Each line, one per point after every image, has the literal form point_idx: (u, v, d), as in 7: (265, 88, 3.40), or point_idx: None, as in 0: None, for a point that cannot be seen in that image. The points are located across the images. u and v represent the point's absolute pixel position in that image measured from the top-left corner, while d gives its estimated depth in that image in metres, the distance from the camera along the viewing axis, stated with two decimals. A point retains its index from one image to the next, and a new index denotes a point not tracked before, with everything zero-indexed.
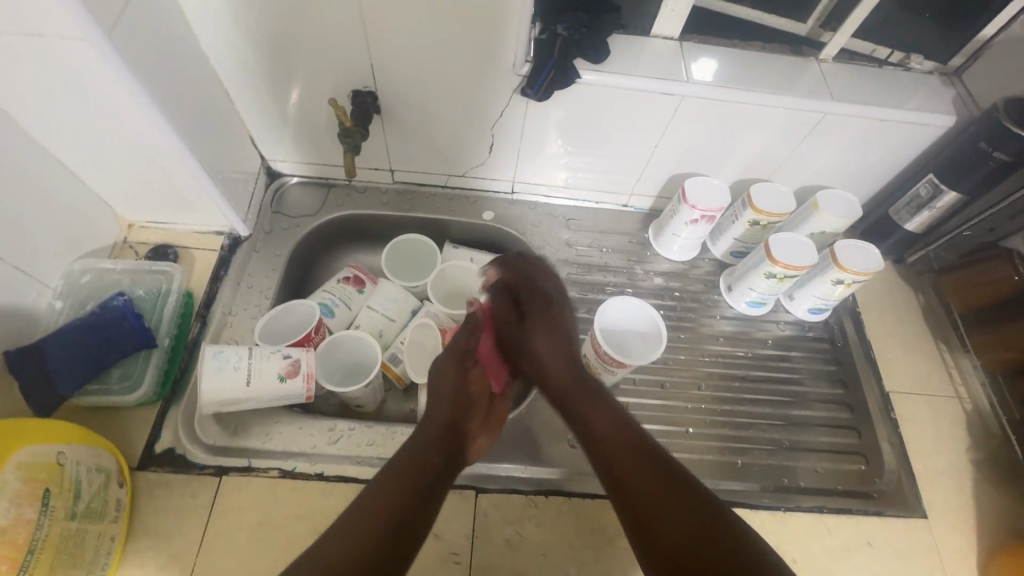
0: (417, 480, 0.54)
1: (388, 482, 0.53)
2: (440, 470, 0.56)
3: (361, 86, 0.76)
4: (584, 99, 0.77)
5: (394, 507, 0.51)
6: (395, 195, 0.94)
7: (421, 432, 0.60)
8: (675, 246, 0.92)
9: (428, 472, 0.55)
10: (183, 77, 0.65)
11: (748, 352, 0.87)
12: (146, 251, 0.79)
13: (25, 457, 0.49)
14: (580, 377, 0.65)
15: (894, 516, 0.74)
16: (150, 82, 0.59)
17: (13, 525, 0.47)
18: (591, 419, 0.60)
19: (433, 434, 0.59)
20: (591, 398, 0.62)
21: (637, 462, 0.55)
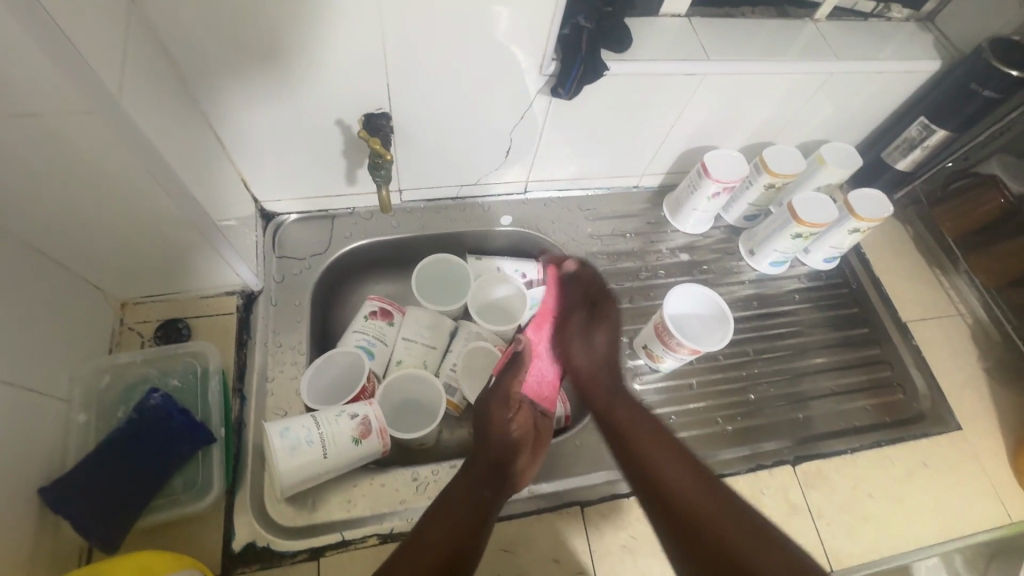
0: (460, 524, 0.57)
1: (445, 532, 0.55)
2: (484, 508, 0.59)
3: (373, 108, 0.69)
4: (608, 91, 0.74)
5: (451, 541, 0.55)
6: (405, 215, 0.88)
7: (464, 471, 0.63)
8: (692, 220, 0.93)
9: (468, 509, 0.59)
10: (177, 128, 0.56)
11: (780, 310, 0.92)
12: (154, 330, 0.70)
13: None
14: (644, 424, 0.66)
15: (938, 433, 0.82)
16: (149, 134, 0.50)
17: None
18: (648, 457, 0.62)
19: (479, 472, 0.63)
20: (647, 443, 0.63)
21: (699, 503, 0.56)
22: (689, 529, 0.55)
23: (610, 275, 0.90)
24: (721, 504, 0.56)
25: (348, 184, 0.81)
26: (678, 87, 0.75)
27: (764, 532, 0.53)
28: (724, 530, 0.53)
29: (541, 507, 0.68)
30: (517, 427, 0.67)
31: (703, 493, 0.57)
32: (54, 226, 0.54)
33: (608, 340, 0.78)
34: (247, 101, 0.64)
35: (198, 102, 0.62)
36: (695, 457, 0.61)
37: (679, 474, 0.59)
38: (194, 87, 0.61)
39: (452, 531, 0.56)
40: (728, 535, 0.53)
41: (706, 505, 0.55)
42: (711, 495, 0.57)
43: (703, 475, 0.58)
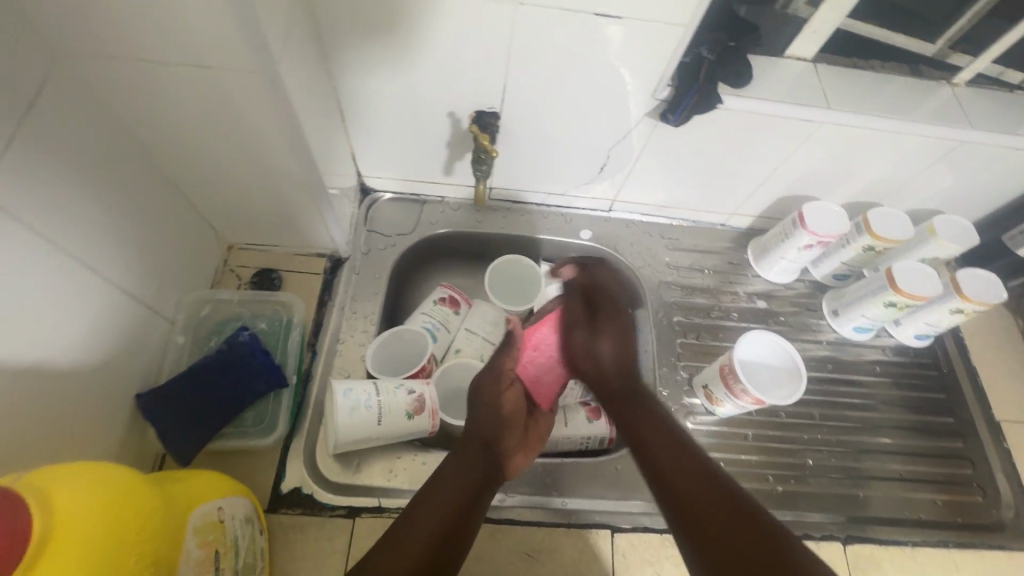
0: (450, 508, 0.54)
1: (433, 522, 0.52)
2: (474, 495, 0.57)
3: (485, 107, 0.72)
4: (717, 126, 0.73)
5: (437, 529, 0.51)
6: (490, 212, 0.91)
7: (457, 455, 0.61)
8: (776, 268, 0.90)
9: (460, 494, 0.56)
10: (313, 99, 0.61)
11: (856, 379, 0.86)
12: (250, 276, 0.76)
13: (196, 519, 0.48)
14: (654, 419, 0.63)
15: (1017, 549, 0.74)
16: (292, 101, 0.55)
17: None
18: (657, 455, 0.58)
19: (477, 459, 0.60)
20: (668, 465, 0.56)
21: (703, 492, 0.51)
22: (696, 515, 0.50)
23: (680, 307, 0.89)
24: (729, 496, 0.50)
25: (444, 174, 0.85)
26: (790, 132, 0.73)
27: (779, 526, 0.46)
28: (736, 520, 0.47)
29: (571, 522, 0.67)
30: (507, 405, 0.70)
31: (716, 483, 0.52)
32: (194, 168, 0.61)
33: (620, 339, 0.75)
34: (374, 83, 0.69)
35: (333, 78, 0.68)
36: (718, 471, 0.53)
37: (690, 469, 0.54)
38: (333, 65, 0.67)
39: (445, 517, 0.53)
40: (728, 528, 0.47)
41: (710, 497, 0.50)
42: (725, 484, 0.52)
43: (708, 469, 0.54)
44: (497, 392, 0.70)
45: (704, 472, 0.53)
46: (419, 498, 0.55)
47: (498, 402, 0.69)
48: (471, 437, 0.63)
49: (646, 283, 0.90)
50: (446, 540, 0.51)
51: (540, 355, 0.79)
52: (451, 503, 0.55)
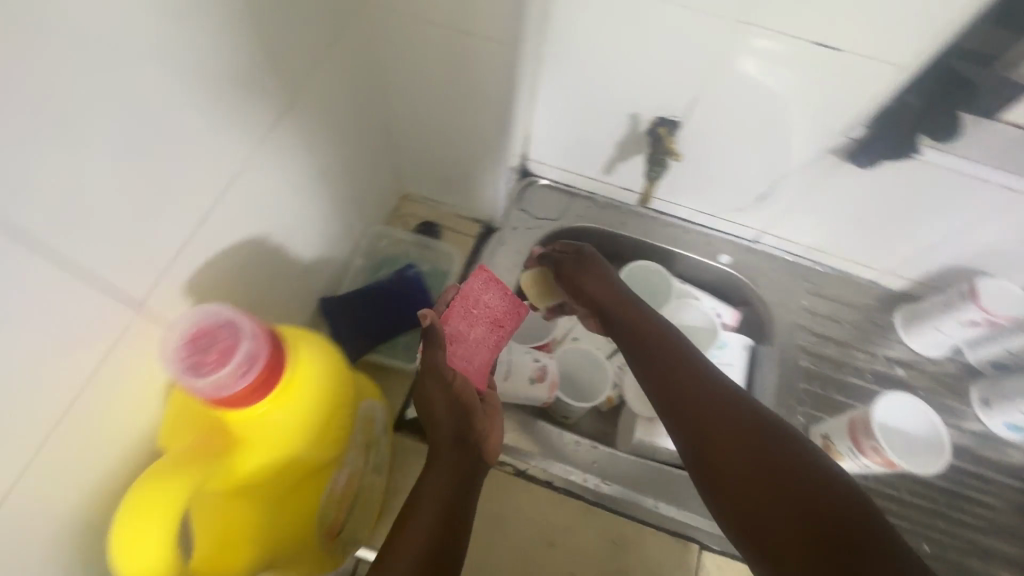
0: (433, 508, 0.51)
1: (423, 530, 0.49)
2: (461, 498, 0.54)
3: (668, 115, 0.75)
4: (904, 177, 0.71)
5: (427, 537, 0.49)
6: (635, 217, 0.94)
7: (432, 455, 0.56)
8: (927, 339, 0.84)
9: (444, 500, 0.52)
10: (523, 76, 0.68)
11: (995, 478, 0.79)
12: (415, 224, 0.85)
13: (364, 409, 0.57)
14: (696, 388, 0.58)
15: None
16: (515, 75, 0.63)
17: (353, 471, 0.54)
18: (712, 431, 0.54)
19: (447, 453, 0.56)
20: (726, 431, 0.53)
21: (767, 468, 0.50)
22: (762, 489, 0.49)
23: (809, 353, 0.86)
24: (785, 473, 0.49)
25: (603, 171, 0.89)
26: (987, 198, 0.69)
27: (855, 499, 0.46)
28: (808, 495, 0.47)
29: (662, 525, 0.68)
30: (461, 385, 0.61)
31: (779, 455, 0.50)
32: (411, 119, 0.72)
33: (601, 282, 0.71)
34: (571, 76, 0.75)
35: (537, 66, 0.75)
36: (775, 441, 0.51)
37: (743, 437, 0.52)
38: (542, 55, 0.73)
39: (432, 517, 0.50)
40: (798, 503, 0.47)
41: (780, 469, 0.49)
42: (792, 455, 0.50)
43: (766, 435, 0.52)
44: (442, 392, 0.59)
45: (749, 450, 0.52)
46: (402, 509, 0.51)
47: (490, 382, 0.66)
48: (433, 407, 0.58)
49: (778, 321, 0.88)
50: (446, 538, 0.50)
51: (458, 345, 0.68)
52: (433, 504, 0.51)
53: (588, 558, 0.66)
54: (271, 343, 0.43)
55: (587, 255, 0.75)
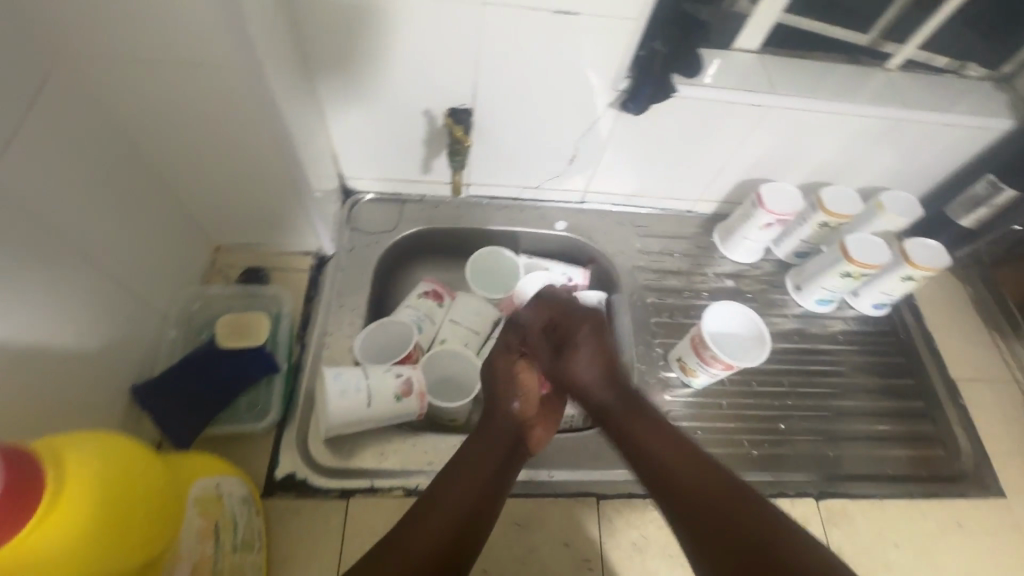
0: (443, 531, 0.50)
1: (428, 540, 0.49)
2: (488, 497, 0.55)
3: (459, 104, 0.77)
4: (674, 113, 0.79)
5: (444, 537, 0.50)
6: (468, 208, 0.95)
7: (456, 462, 0.57)
8: (742, 248, 0.95)
9: (478, 494, 0.54)
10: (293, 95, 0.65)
11: (820, 349, 0.92)
12: (237, 274, 0.79)
13: (197, 491, 0.53)
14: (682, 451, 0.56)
15: (978, 496, 0.79)
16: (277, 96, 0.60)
17: (199, 561, 0.51)
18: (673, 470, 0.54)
19: (473, 474, 0.56)
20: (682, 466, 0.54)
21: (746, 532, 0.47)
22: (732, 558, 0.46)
23: (653, 290, 0.93)
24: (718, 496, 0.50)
25: (422, 172, 0.89)
26: (743, 116, 0.79)
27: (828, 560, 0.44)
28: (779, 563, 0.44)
29: (559, 492, 0.70)
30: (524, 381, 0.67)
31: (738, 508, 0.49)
32: (186, 168, 0.66)
33: (598, 354, 0.68)
34: (353, 85, 0.73)
35: (312, 82, 0.72)
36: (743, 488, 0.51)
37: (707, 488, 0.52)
38: (314, 70, 0.71)
39: (435, 542, 0.49)
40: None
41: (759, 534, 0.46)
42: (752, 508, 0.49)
43: (751, 497, 0.50)
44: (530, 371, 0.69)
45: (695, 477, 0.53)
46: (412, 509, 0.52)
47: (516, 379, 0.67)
48: (494, 415, 0.63)
49: (620, 269, 0.94)
50: (459, 542, 0.50)
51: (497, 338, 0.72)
52: (448, 522, 0.51)
53: (498, 553, 0.66)
54: (13, 468, 0.36)
55: (582, 319, 0.71)
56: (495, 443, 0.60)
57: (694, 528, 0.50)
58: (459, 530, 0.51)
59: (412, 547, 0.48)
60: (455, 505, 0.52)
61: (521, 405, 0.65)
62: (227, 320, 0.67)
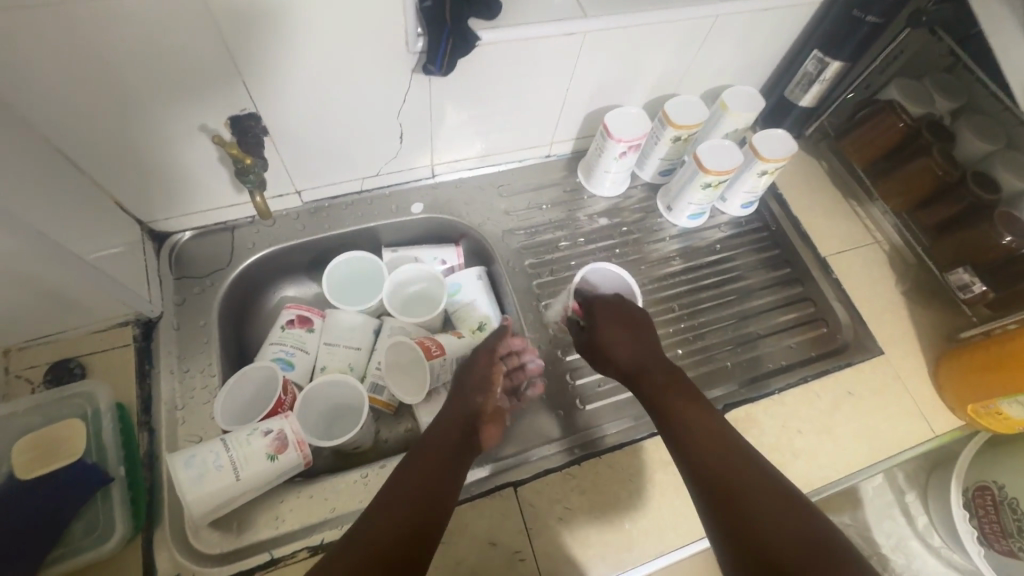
0: (414, 498, 0.54)
1: (404, 507, 0.52)
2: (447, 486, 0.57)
3: (240, 110, 0.65)
4: (489, 60, 0.70)
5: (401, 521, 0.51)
6: (310, 217, 0.84)
7: (429, 439, 0.62)
8: (607, 182, 0.92)
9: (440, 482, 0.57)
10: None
11: (702, 262, 0.92)
12: (42, 375, 0.66)
13: None
14: (710, 418, 0.61)
15: (862, 360, 0.84)
16: None
17: None
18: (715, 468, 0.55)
19: (438, 449, 0.61)
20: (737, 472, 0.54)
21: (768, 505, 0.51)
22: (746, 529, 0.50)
23: (530, 251, 0.89)
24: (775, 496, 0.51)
25: (238, 192, 0.77)
26: (562, 47, 0.73)
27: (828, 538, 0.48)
28: (788, 536, 0.48)
29: (474, 493, 0.67)
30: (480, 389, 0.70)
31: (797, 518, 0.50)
32: None
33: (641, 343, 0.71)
34: (95, 123, 0.60)
35: (37, 128, 0.58)
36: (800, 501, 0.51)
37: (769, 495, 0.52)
38: (29, 113, 0.56)
39: (411, 509, 0.52)
40: (789, 553, 0.47)
41: (763, 497, 0.51)
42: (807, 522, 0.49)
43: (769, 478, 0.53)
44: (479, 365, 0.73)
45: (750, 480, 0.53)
46: (393, 481, 0.56)
47: (477, 389, 0.70)
48: (453, 410, 0.67)
49: (491, 238, 0.89)
50: (422, 517, 0.52)
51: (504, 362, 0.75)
52: (418, 492, 0.54)
53: None
54: None
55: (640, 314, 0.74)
56: (456, 423, 0.65)
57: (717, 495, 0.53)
58: (434, 498, 0.55)
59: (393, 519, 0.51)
60: (410, 492, 0.54)
61: (478, 402, 0.69)
62: (25, 443, 0.56)
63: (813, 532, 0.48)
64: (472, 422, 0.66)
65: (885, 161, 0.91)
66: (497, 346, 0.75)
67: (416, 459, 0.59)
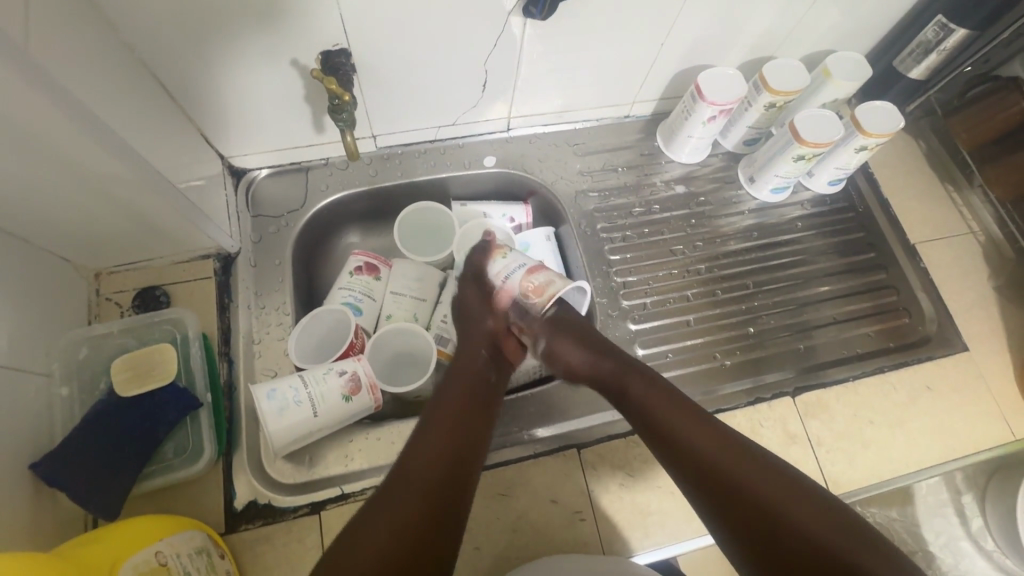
0: (439, 458, 0.53)
1: (428, 472, 0.52)
2: (456, 461, 0.54)
3: (332, 46, 0.63)
4: (587, 8, 0.66)
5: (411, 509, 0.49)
6: (382, 163, 0.83)
7: (443, 395, 0.60)
8: (688, 148, 0.87)
9: (449, 456, 0.54)
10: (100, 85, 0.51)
11: (781, 239, 0.88)
12: (131, 300, 0.69)
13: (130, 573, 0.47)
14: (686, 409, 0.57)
15: (943, 355, 0.80)
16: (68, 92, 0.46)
17: None
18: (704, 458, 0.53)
19: (458, 393, 0.60)
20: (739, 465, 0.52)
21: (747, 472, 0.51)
22: (741, 508, 0.50)
23: (602, 214, 0.86)
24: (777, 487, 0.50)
25: (316, 132, 0.76)
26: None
27: (803, 486, 0.50)
28: (771, 488, 0.50)
29: (538, 452, 0.68)
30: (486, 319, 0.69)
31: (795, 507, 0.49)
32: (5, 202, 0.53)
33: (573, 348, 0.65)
34: (195, 55, 0.60)
35: (137, 55, 0.58)
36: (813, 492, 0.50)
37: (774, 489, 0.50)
38: (132, 39, 0.56)
39: (438, 471, 0.52)
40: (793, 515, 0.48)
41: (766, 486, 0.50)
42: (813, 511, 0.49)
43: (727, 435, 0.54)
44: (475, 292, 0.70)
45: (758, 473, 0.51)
46: (411, 450, 0.54)
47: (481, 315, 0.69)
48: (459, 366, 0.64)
49: (563, 198, 0.86)
50: (454, 476, 0.53)
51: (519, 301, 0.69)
52: (426, 468, 0.52)
53: (486, 527, 0.64)
54: None
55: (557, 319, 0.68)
56: (477, 351, 0.66)
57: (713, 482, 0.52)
58: (458, 458, 0.54)
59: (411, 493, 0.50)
60: (416, 474, 0.52)
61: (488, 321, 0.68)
62: (122, 364, 0.60)
63: (775, 470, 0.51)
64: (492, 341, 0.68)
65: (993, 146, 0.84)
66: (482, 264, 0.72)
67: (433, 416, 0.57)
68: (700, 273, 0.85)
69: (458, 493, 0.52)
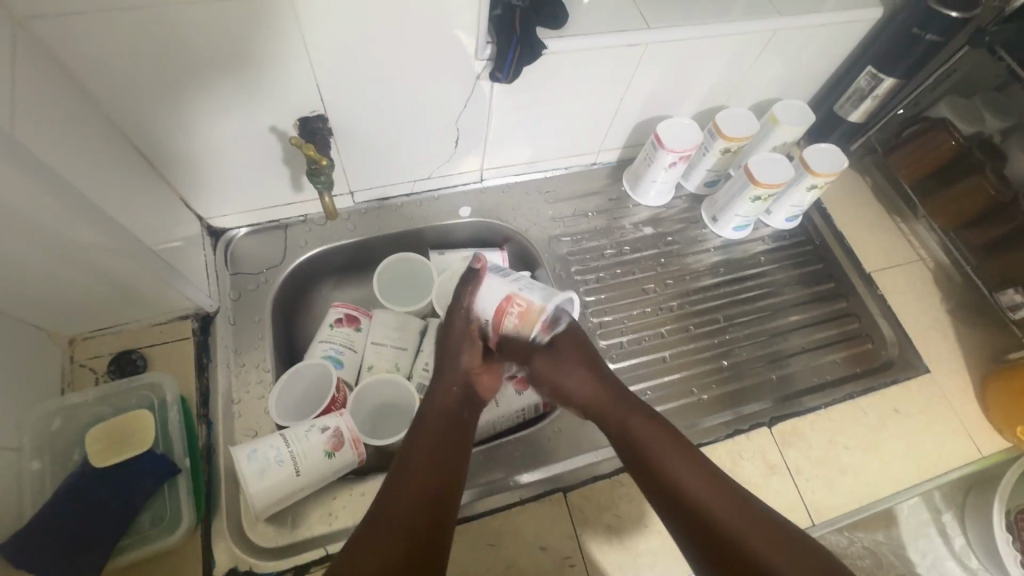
0: (419, 492, 0.54)
1: (408, 510, 0.52)
2: (435, 500, 0.54)
3: (310, 112, 0.67)
4: (549, 71, 0.72)
5: (399, 543, 0.49)
6: (360, 218, 0.85)
7: (418, 429, 0.61)
8: (653, 191, 0.92)
9: (429, 493, 0.54)
10: (81, 158, 0.53)
11: (747, 273, 0.92)
12: (107, 365, 0.68)
13: None
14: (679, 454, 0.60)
15: (908, 378, 0.84)
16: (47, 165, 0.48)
17: None
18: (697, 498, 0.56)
19: (437, 425, 0.61)
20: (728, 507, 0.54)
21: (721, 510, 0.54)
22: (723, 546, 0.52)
23: (575, 257, 0.89)
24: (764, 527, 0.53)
25: (294, 192, 0.79)
26: (621, 59, 0.74)
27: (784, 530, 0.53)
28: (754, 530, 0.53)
29: (524, 498, 0.68)
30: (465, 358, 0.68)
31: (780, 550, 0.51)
32: None
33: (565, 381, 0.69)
34: (177, 124, 0.62)
35: (119, 126, 0.60)
36: (793, 533, 0.53)
37: (760, 528, 0.53)
38: (115, 112, 0.59)
39: (418, 509, 0.53)
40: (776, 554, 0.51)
41: (757, 531, 0.52)
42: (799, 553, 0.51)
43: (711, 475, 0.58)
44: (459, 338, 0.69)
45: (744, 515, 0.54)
46: (391, 483, 0.55)
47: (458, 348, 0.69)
48: (433, 404, 0.64)
49: (537, 244, 0.89)
50: (433, 515, 0.53)
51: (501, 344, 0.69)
52: (410, 505, 0.52)
53: None
54: None
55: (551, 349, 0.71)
56: (449, 387, 0.66)
57: (683, 518, 0.56)
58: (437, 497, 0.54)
59: (390, 530, 0.50)
60: (399, 513, 0.52)
61: (464, 359, 0.68)
62: (98, 433, 0.60)
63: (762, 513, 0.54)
64: (465, 378, 0.67)
65: (929, 180, 0.92)
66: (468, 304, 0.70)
67: (411, 453, 0.58)
68: (673, 309, 0.88)
69: (438, 533, 0.52)
